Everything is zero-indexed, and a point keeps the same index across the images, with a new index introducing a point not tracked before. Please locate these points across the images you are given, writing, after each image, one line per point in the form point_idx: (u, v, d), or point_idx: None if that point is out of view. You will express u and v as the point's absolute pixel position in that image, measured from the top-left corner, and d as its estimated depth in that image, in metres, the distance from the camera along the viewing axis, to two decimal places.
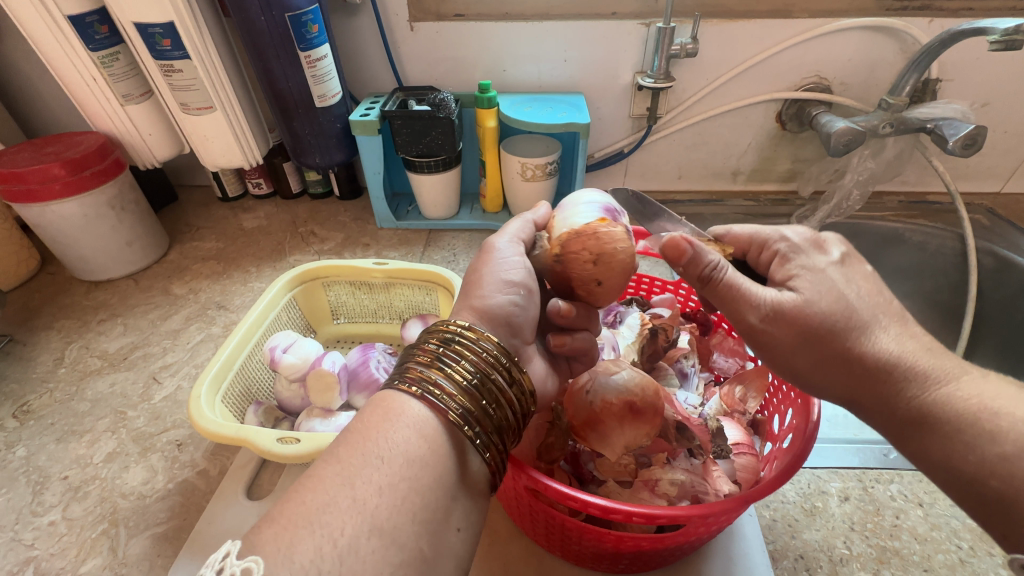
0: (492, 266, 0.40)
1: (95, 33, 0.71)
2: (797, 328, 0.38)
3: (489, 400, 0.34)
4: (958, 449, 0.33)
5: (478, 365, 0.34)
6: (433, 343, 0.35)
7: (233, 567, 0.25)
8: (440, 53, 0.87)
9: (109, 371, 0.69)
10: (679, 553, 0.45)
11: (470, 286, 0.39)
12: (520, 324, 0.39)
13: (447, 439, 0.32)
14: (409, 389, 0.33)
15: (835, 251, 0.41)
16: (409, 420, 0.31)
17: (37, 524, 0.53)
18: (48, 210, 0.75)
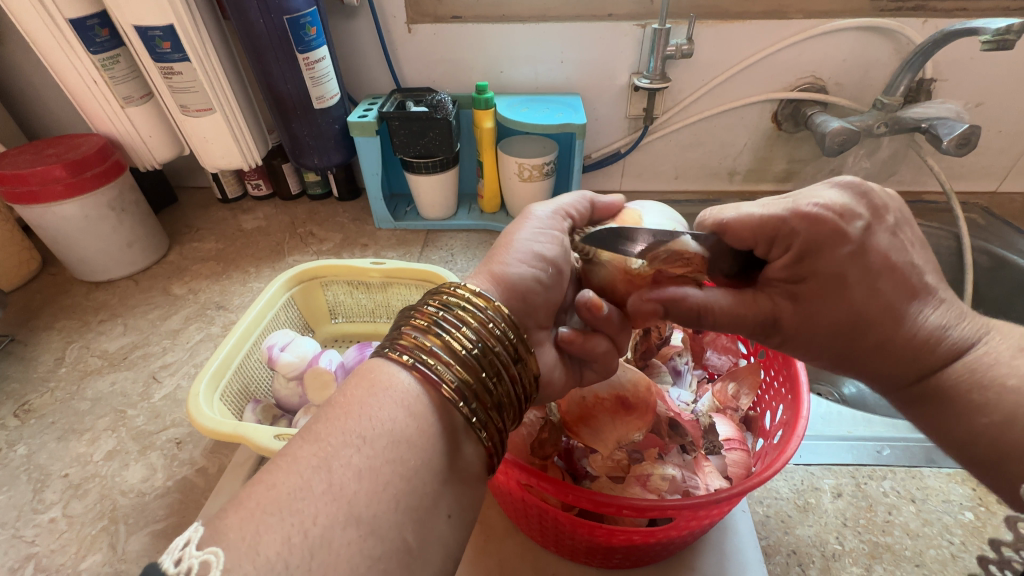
0: (528, 236, 0.41)
1: (96, 36, 0.72)
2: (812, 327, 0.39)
3: (490, 376, 0.34)
4: (953, 421, 0.35)
5: (482, 338, 0.34)
6: (432, 308, 0.35)
7: (192, 559, 0.24)
8: (438, 55, 0.87)
9: (109, 370, 0.69)
10: (671, 547, 0.45)
11: (500, 249, 0.40)
12: (539, 302, 0.39)
13: (435, 416, 0.32)
14: (402, 357, 0.33)
15: (857, 226, 0.37)
16: (396, 392, 0.32)
17: (38, 521, 0.53)
18: (49, 211, 0.76)
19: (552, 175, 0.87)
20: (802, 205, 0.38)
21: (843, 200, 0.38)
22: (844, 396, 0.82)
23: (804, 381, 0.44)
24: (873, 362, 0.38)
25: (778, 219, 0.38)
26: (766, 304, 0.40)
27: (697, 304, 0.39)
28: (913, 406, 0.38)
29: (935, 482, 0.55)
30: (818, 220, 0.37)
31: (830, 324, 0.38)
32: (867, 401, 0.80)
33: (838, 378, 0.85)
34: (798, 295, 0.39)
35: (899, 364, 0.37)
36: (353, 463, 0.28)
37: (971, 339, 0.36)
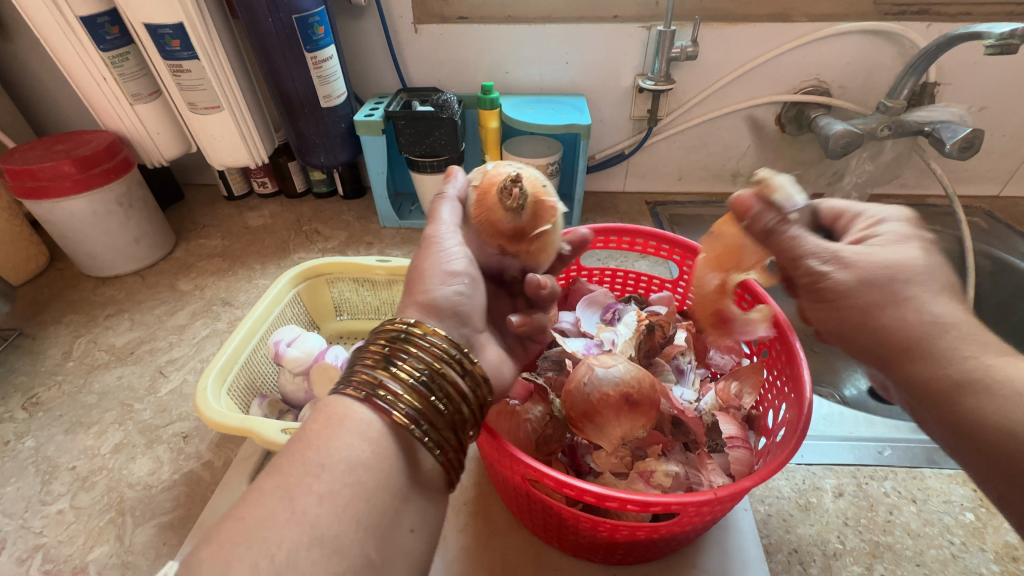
0: (431, 264, 0.41)
1: (105, 34, 0.73)
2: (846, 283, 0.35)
3: (439, 394, 0.35)
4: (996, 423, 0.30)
5: (425, 363, 0.36)
6: (380, 345, 0.36)
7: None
8: (444, 56, 0.88)
9: (116, 365, 0.70)
10: (674, 544, 0.46)
11: (415, 281, 0.40)
12: (468, 315, 0.41)
13: (395, 441, 0.33)
14: (355, 392, 0.34)
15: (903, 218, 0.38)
16: (355, 424, 0.32)
17: (46, 513, 0.54)
18: (58, 206, 0.76)
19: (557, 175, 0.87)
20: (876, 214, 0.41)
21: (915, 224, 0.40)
22: (846, 398, 0.82)
23: (806, 379, 0.44)
24: (904, 345, 0.33)
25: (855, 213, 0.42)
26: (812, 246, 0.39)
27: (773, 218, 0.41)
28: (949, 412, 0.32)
29: (937, 482, 0.55)
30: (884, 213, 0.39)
31: (853, 287, 0.35)
32: (869, 404, 0.80)
33: (840, 380, 0.85)
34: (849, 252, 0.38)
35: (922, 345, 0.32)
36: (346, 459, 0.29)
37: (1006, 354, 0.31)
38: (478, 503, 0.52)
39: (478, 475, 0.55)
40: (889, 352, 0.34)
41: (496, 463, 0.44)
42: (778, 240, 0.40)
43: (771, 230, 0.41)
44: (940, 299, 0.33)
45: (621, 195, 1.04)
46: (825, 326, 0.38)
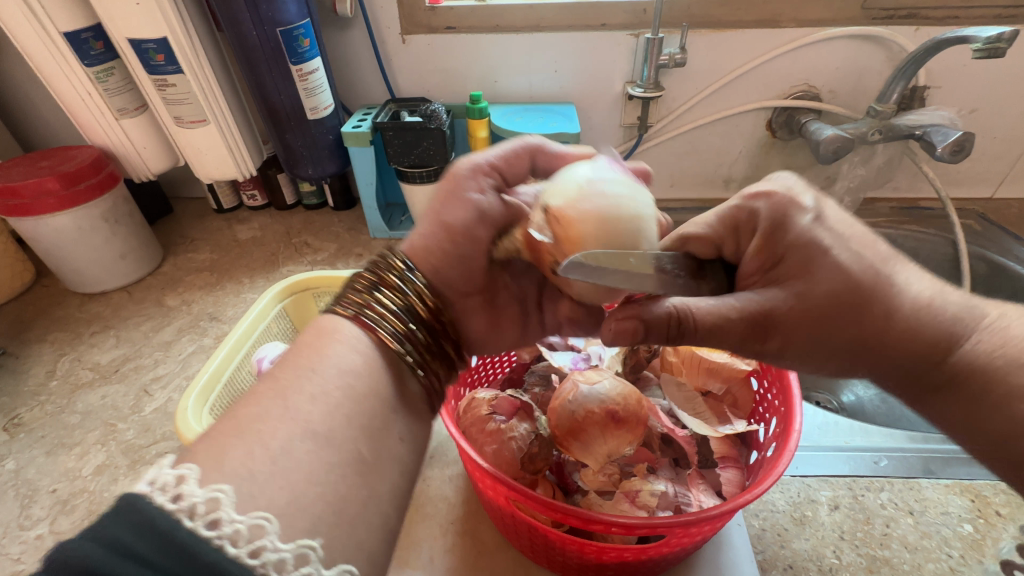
0: (442, 200, 0.42)
1: (90, 49, 0.72)
2: (805, 327, 0.37)
3: (401, 298, 0.40)
4: (985, 398, 0.34)
5: (386, 271, 0.41)
6: (370, 272, 0.41)
7: (167, 475, 0.27)
8: (433, 65, 0.88)
9: (100, 384, 0.69)
10: (664, 564, 0.44)
11: (422, 218, 0.44)
12: (450, 269, 0.43)
13: (380, 358, 0.37)
14: (347, 312, 0.39)
15: (810, 200, 0.39)
16: (342, 337, 0.37)
17: (25, 538, 0.53)
18: (43, 223, 0.76)
19: None
20: (745, 193, 0.41)
21: (789, 180, 0.41)
22: (844, 404, 0.81)
23: (796, 394, 0.43)
24: (880, 357, 0.36)
25: (733, 212, 0.42)
26: (748, 305, 0.37)
27: (672, 306, 0.39)
28: (923, 396, 0.37)
29: (933, 493, 0.54)
30: (773, 194, 0.40)
31: (811, 331, 0.37)
32: (868, 410, 0.79)
33: (837, 386, 0.83)
34: (777, 279, 0.38)
35: (906, 355, 0.36)
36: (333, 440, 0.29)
37: (965, 320, 0.36)
38: (466, 522, 0.51)
39: (466, 492, 0.54)
40: (866, 367, 0.37)
41: (480, 484, 0.43)
42: (691, 323, 0.38)
43: (677, 316, 0.38)
44: (912, 285, 0.37)
45: None
46: (797, 366, 0.39)
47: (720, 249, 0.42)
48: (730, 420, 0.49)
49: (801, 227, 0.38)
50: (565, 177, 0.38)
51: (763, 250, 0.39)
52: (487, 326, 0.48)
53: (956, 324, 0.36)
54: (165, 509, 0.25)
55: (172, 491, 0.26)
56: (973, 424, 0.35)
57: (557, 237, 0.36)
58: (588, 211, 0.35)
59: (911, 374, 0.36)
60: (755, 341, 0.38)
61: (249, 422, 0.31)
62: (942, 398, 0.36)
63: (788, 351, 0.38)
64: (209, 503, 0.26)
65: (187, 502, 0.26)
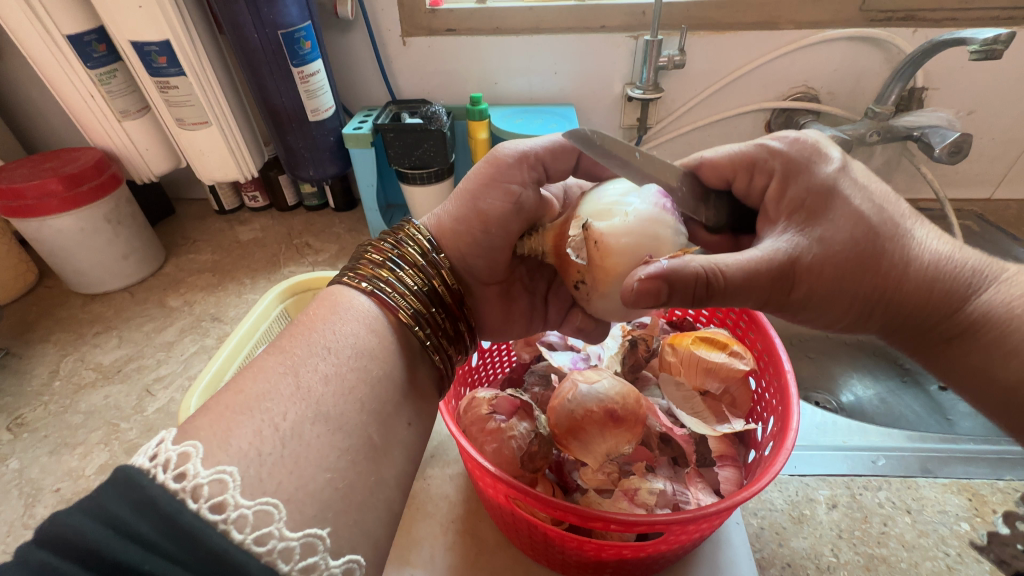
0: (483, 185, 0.46)
1: (92, 51, 0.73)
2: (831, 269, 0.37)
3: (416, 277, 0.42)
4: (996, 350, 0.35)
5: (402, 252, 0.43)
6: (387, 247, 0.43)
7: (169, 452, 0.27)
8: (433, 67, 0.88)
9: (103, 384, 0.69)
10: (663, 562, 0.45)
11: (461, 197, 0.47)
12: (476, 255, 0.47)
13: (394, 335, 0.39)
14: (362, 286, 0.40)
15: (834, 153, 0.41)
16: (358, 312, 0.39)
17: (28, 537, 0.53)
18: (46, 224, 0.76)
19: None
20: (765, 142, 0.44)
21: (808, 136, 0.43)
22: (843, 403, 0.80)
23: (794, 393, 0.43)
24: (900, 306, 0.37)
25: (751, 153, 0.44)
26: (772, 255, 0.38)
27: (701, 266, 0.36)
28: (937, 349, 0.38)
29: (931, 492, 0.55)
30: (788, 150, 0.42)
31: (834, 274, 0.37)
32: (867, 410, 0.79)
33: (836, 386, 0.84)
34: (801, 222, 0.39)
35: (920, 306, 0.36)
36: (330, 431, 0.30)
37: (984, 273, 0.36)
38: (466, 520, 0.52)
39: (466, 491, 0.54)
40: (882, 317, 0.38)
41: (480, 482, 0.44)
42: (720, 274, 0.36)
43: (706, 276, 0.36)
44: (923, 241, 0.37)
45: None
46: (816, 317, 0.39)
47: (732, 184, 0.46)
48: (728, 419, 0.50)
49: (817, 182, 0.40)
50: (610, 197, 0.42)
51: (779, 194, 0.42)
52: (497, 314, 0.52)
53: (974, 277, 0.36)
54: (166, 487, 0.26)
55: (175, 469, 0.27)
56: (981, 379, 0.36)
57: (592, 259, 0.41)
58: (633, 240, 0.40)
59: (926, 323, 0.37)
60: (779, 289, 0.38)
61: (257, 398, 0.32)
62: (954, 353, 0.37)
63: (809, 303, 0.38)
64: (213, 484, 0.27)
65: (190, 481, 0.26)
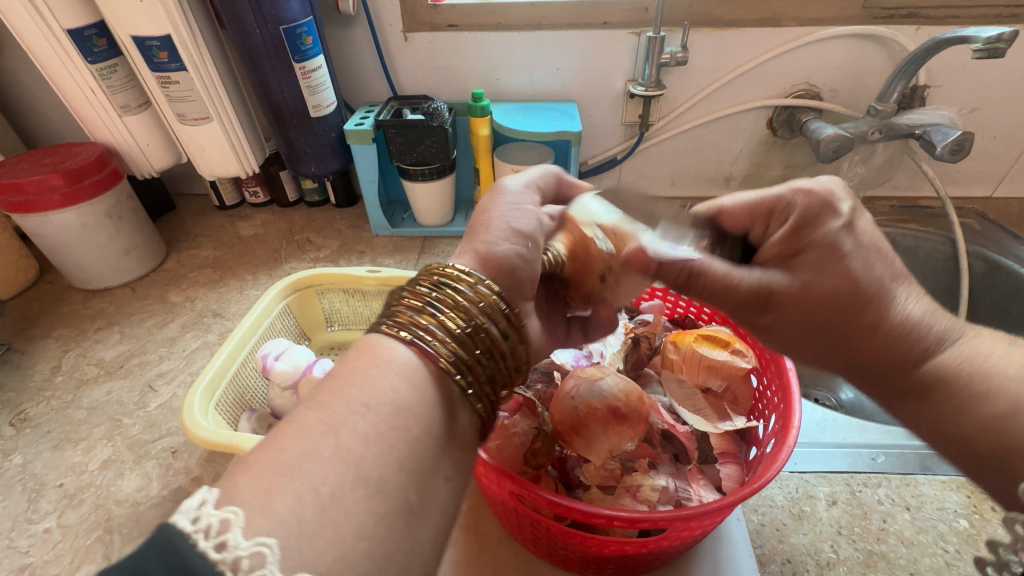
0: (501, 208, 0.41)
1: (93, 46, 0.72)
2: (804, 308, 0.40)
3: (461, 320, 0.34)
4: (950, 404, 0.35)
5: (443, 292, 0.35)
6: (425, 287, 0.35)
7: (210, 517, 0.24)
8: (434, 63, 0.88)
9: (105, 379, 0.69)
10: (664, 557, 0.45)
11: (474, 228, 0.40)
12: (524, 279, 0.39)
13: (434, 388, 0.32)
14: (397, 335, 0.33)
15: (847, 207, 0.41)
16: (397, 367, 0.31)
17: (33, 532, 0.53)
18: (47, 220, 0.76)
19: None
20: (792, 186, 0.42)
21: (832, 184, 0.42)
22: (842, 402, 0.81)
23: (794, 390, 0.44)
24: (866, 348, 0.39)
25: (771, 200, 0.43)
26: (758, 279, 0.41)
27: (692, 260, 0.41)
28: (898, 399, 0.38)
29: (930, 489, 0.55)
30: (806, 198, 0.41)
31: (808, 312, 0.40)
32: (867, 407, 0.80)
33: (835, 383, 0.84)
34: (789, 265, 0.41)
35: (887, 352, 0.38)
36: (348, 436, 0.28)
37: (953, 334, 0.37)
38: (468, 516, 0.52)
39: (468, 487, 0.54)
40: (849, 354, 0.40)
41: (483, 478, 0.44)
42: (706, 279, 0.41)
43: (692, 271, 0.41)
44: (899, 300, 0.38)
45: None
46: (783, 337, 0.42)
47: (748, 231, 0.45)
48: (731, 417, 0.50)
49: (817, 235, 0.40)
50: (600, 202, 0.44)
51: (790, 242, 0.41)
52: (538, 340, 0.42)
53: (944, 338, 0.37)
54: (207, 559, 0.23)
55: (216, 537, 0.23)
56: (940, 427, 0.36)
57: (619, 243, 0.41)
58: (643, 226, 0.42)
59: (889, 369, 0.38)
60: (754, 311, 0.42)
61: None
62: (914, 399, 0.37)
63: (778, 326, 0.42)
64: (254, 557, 0.23)
65: (230, 553, 0.23)
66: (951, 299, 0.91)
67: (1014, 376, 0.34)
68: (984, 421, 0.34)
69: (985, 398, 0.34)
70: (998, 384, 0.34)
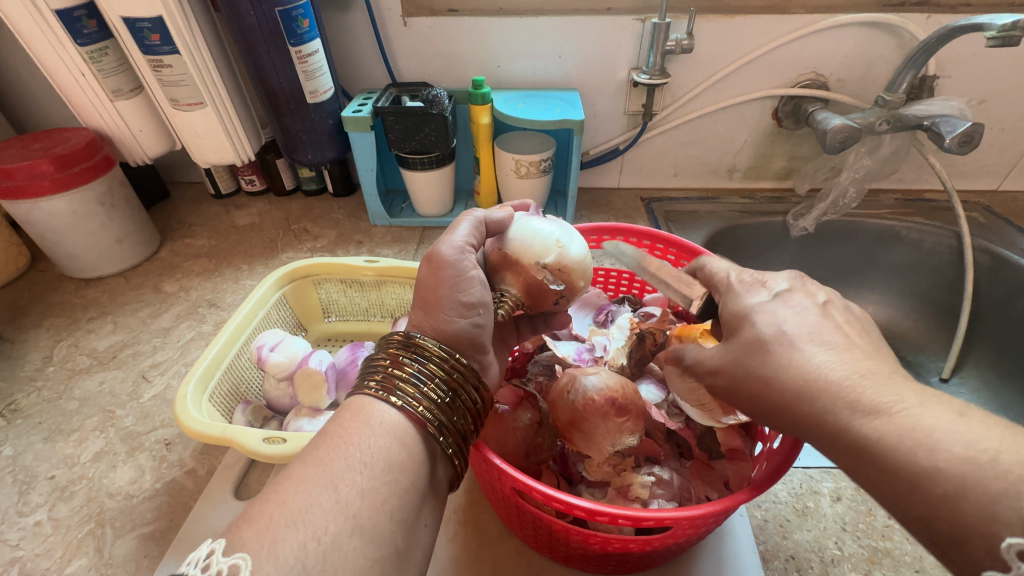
0: (446, 286, 0.41)
1: (83, 28, 0.70)
2: (739, 380, 0.36)
3: (440, 389, 0.38)
4: (891, 481, 0.28)
5: (423, 363, 0.38)
6: (408, 359, 0.38)
7: (221, 563, 0.27)
8: (434, 49, 0.86)
9: (98, 370, 0.68)
10: (667, 554, 0.44)
11: (431, 304, 0.41)
12: (481, 340, 0.43)
13: (422, 448, 0.35)
14: (388, 400, 0.36)
15: (785, 287, 0.38)
16: (389, 430, 0.35)
17: (23, 524, 0.52)
18: (37, 207, 0.74)
19: (550, 172, 0.86)
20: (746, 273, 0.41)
21: (783, 278, 0.40)
22: None
23: None
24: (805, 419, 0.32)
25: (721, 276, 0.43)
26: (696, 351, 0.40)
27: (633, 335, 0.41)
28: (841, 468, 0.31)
29: None
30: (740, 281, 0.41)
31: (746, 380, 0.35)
32: None
33: None
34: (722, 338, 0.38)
35: (808, 417, 0.32)
36: (346, 490, 0.31)
37: (891, 397, 0.30)
38: (467, 511, 0.51)
39: (468, 482, 0.53)
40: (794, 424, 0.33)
41: (483, 473, 0.43)
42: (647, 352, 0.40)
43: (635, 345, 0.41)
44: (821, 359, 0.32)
45: (616, 190, 1.02)
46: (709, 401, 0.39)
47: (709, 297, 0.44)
48: (735, 411, 0.45)
49: (749, 300, 0.38)
50: (535, 234, 0.46)
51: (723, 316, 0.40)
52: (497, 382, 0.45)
53: (876, 400, 0.30)
54: None
55: None
56: (898, 507, 0.28)
57: (568, 279, 0.46)
58: (581, 257, 0.46)
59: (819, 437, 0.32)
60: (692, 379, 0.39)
61: None
62: (860, 469, 0.30)
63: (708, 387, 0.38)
64: None
65: None
66: (955, 293, 0.90)
67: (961, 456, 0.26)
68: (933, 499, 0.27)
69: (929, 477, 0.27)
70: (943, 454, 0.27)
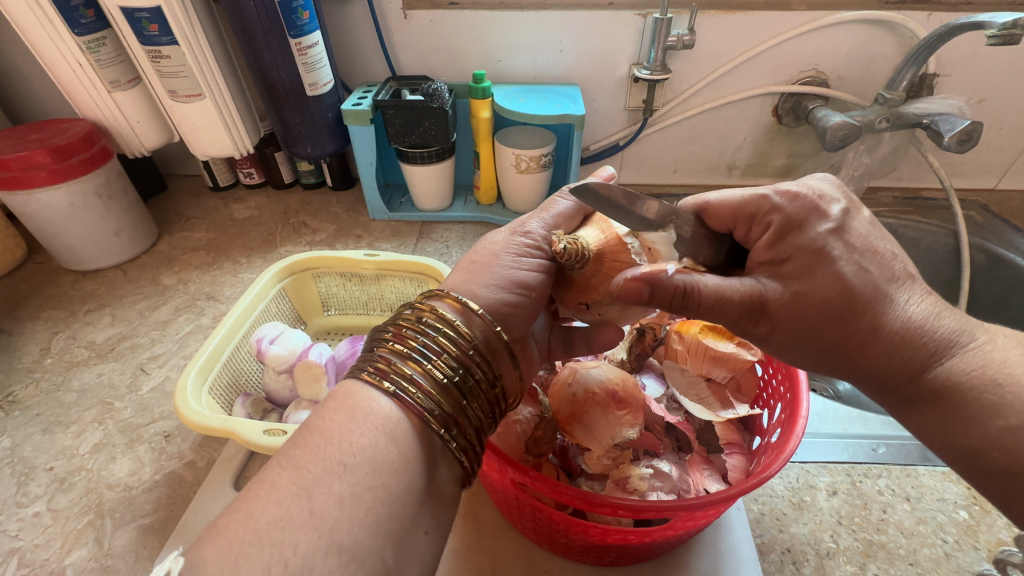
0: (505, 255, 0.43)
1: (80, 17, 0.69)
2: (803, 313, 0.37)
3: (447, 365, 0.36)
4: (961, 424, 0.33)
5: (431, 337, 0.36)
6: (409, 335, 0.37)
7: None
8: (434, 43, 0.86)
9: (96, 362, 0.68)
10: (665, 547, 0.45)
11: (481, 268, 0.42)
12: (513, 322, 0.42)
13: (416, 436, 0.34)
14: (380, 386, 0.35)
15: (834, 211, 0.39)
16: (378, 421, 0.33)
17: (22, 516, 0.52)
18: (34, 197, 0.74)
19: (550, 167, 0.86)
20: (781, 187, 0.40)
21: (822, 185, 0.40)
22: (839, 393, 0.82)
23: (803, 380, 0.43)
24: (864, 358, 0.36)
25: (757, 201, 0.40)
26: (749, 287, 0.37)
27: (683, 279, 0.36)
28: (904, 406, 0.36)
29: (930, 480, 0.55)
30: (788, 206, 0.39)
31: (811, 326, 0.37)
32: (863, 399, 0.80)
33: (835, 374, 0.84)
34: (780, 275, 0.38)
35: (889, 363, 0.35)
36: None
37: (959, 333, 0.35)
38: (466, 503, 0.51)
39: None
40: (848, 359, 0.37)
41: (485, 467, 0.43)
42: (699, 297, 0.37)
43: (686, 290, 0.36)
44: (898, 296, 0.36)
45: None
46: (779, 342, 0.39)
47: (731, 230, 0.42)
48: (733, 405, 0.49)
49: (815, 233, 0.38)
50: None
51: (773, 245, 0.39)
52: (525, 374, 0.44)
53: (941, 344, 0.34)
54: None
55: None
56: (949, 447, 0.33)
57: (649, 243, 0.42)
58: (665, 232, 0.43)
59: (888, 378, 0.36)
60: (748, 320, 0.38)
61: None
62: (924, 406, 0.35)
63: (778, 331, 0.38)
64: None
65: None
66: (951, 291, 0.91)
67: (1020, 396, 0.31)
68: (995, 431, 0.31)
69: (998, 419, 0.31)
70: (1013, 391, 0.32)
